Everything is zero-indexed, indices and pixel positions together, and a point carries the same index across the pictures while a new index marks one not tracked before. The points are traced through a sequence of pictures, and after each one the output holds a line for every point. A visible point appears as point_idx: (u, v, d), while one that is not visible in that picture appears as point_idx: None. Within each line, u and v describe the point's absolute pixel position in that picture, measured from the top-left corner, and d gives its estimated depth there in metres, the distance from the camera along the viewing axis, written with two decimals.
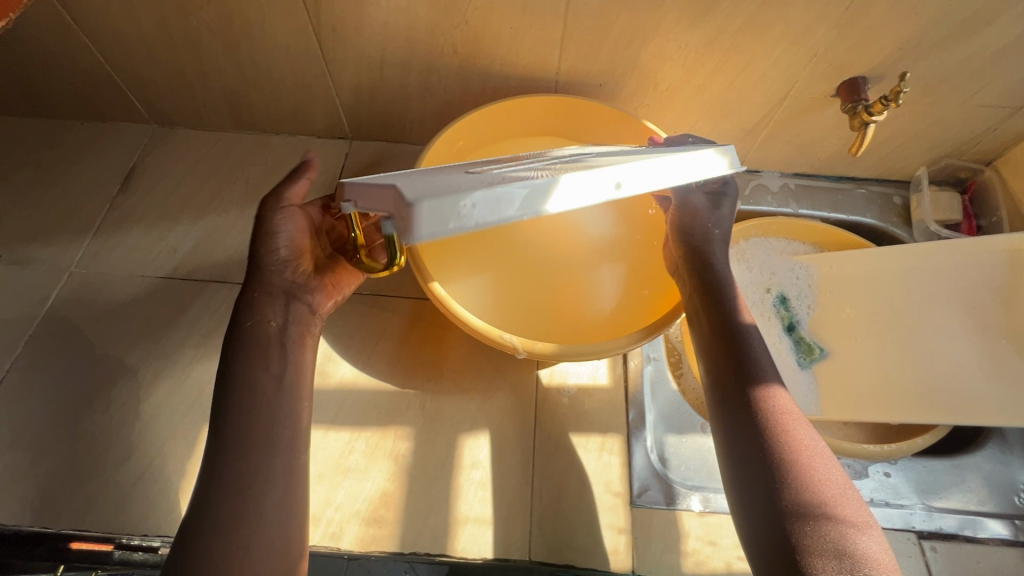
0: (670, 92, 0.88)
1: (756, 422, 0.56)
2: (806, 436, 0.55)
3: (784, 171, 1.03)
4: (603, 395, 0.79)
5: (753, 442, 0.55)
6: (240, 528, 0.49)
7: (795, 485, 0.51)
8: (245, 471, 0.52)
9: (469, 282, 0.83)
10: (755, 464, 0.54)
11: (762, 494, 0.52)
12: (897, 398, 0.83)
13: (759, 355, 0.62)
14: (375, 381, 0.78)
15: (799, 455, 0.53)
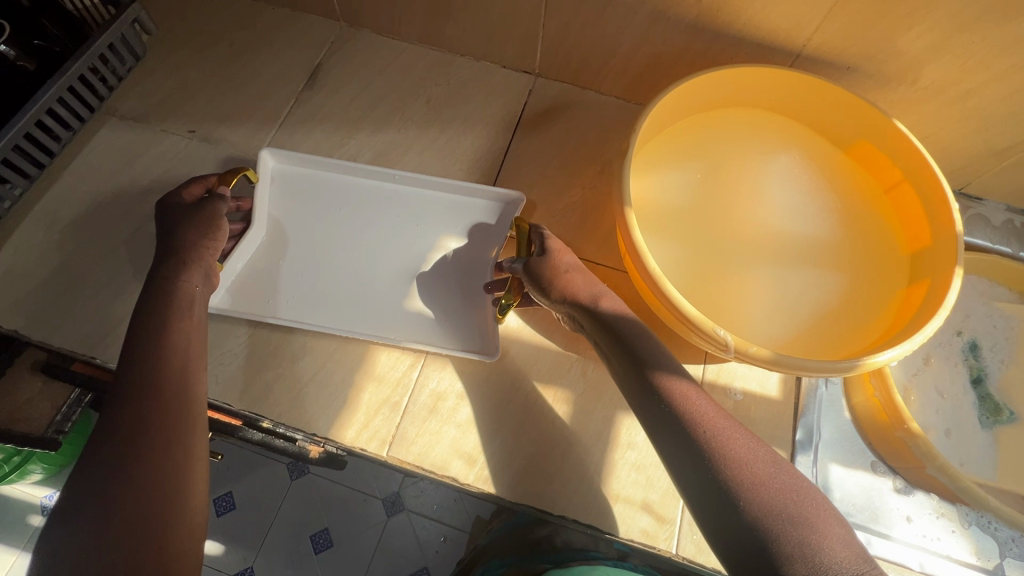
0: (927, 91, 0.76)
1: (669, 419, 0.56)
2: (730, 450, 0.53)
3: (1013, 204, 0.90)
4: (772, 406, 0.74)
5: (687, 475, 0.53)
6: (128, 486, 0.51)
7: (763, 504, 0.49)
8: (153, 440, 0.54)
9: (658, 249, 0.75)
10: (702, 499, 0.52)
11: (720, 527, 0.50)
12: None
13: (667, 367, 0.59)
14: (540, 337, 0.76)
15: (738, 477, 0.51)
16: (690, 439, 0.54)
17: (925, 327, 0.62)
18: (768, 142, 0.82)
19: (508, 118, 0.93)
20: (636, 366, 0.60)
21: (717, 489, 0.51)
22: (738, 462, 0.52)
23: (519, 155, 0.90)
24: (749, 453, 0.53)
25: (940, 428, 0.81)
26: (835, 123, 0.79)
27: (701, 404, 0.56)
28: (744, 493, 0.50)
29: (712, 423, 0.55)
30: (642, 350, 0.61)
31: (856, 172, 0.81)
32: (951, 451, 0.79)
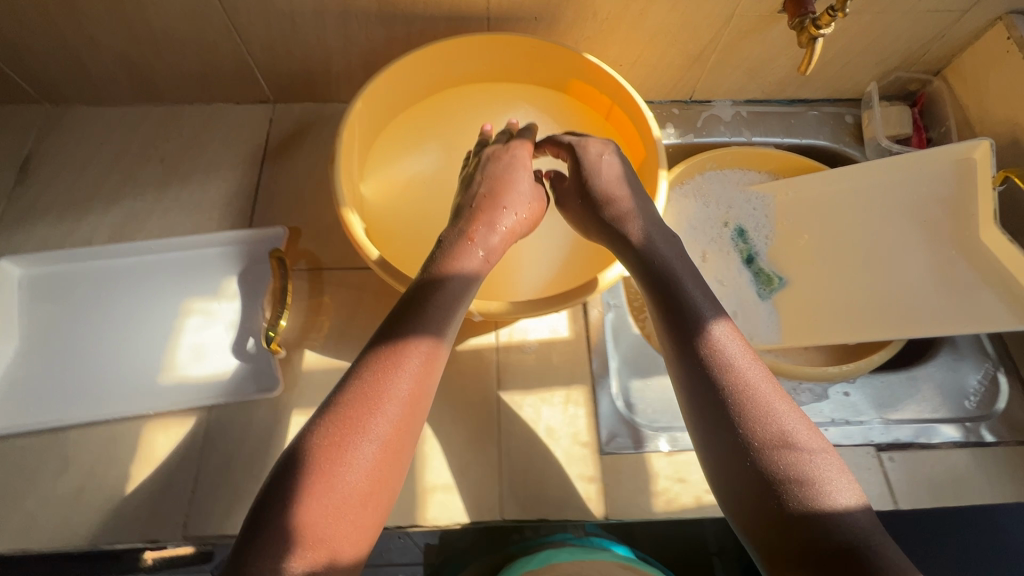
0: (610, 21, 0.81)
1: (692, 353, 0.54)
2: (759, 395, 0.51)
3: (735, 98, 0.99)
4: (565, 348, 0.77)
5: (702, 391, 0.52)
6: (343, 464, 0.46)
7: (771, 446, 0.48)
8: (359, 399, 0.48)
9: (416, 237, 0.77)
10: (710, 412, 0.51)
11: (723, 441, 0.50)
12: (854, 319, 0.83)
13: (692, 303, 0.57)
14: (328, 359, 0.75)
15: (754, 417, 0.49)
16: (716, 364, 0.53)
17: None
18: (494, 105, 0.84)
19: (254, 152, 0.90)
20: (663, 295, 0.58)
21: (723, 413, 0.51)
22: (763, 407, 0.50)
23: (272, 186, 0.87)
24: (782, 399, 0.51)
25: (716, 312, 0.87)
26: (543, 69, 0.81)
27: (730, 340, 0.55)
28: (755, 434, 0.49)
29: (737, 363, 0.53)
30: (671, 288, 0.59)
31: (579, 109, 0.84)
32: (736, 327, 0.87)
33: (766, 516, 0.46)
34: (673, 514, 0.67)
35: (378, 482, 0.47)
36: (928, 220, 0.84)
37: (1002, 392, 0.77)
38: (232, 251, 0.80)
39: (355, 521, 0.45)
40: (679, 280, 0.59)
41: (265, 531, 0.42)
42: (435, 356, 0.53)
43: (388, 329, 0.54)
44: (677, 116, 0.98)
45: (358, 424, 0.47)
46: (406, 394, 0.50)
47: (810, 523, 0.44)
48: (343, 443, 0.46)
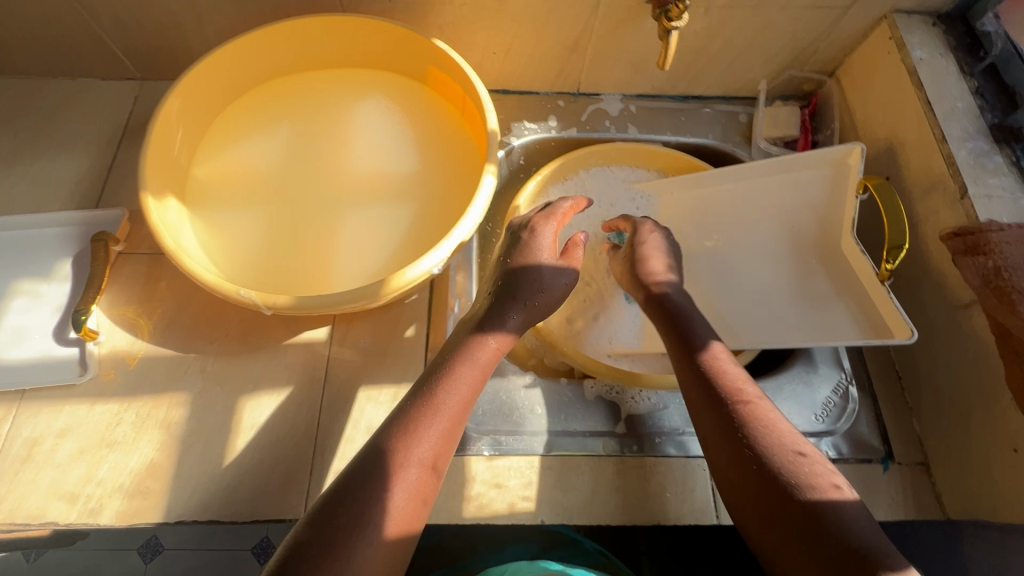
0: (469, 6, 0.78)
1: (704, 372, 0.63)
2: (755, 395, 0.60)
3: (624, 92, 0.96)
4: (402, 344, 0.75)
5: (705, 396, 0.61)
6: (362, 467, 0.51)
7: (781, 445, 0.56)
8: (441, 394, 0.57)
9: (235, 220, 0.71)
10: (714, 418, 0.60)
11: (721, 439, 0.58)
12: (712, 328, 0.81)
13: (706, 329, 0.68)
14: (153, 347, 0.73)
15: (752, 413, 0.58)
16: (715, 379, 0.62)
17: (456, 230, 0.63)
18: (351, 93, 0.81)
19: (113, 128, 0.87)
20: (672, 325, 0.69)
21: (722, 417, 0.59)
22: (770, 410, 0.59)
23: (125, 166, 0.84)
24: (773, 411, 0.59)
25: (576, 313, 0.85)
26: (399, 54, 0.79)
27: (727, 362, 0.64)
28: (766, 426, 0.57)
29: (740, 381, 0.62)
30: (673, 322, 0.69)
31: (440, 102, 0.81)
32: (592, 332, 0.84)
33: (781, 502, 0.52)
34: (482, 520, 0.65)
35: (426, 474, 0.54)
36: (798, 227, 0.81)
37: (853, 408, 0.75)
38: (68, 232, 0.78)
39: (402, 515, 0.50)
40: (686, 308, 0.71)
41: (341, 514, 0.48)
42: (484, 370, 0.60)
43: (443, 352, 0.62)
44: (562, 109, 0.95)
45: (394, 476, 0.51)
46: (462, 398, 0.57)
47: (808, 506, 0.51)
48: (415, 439, 0.54)
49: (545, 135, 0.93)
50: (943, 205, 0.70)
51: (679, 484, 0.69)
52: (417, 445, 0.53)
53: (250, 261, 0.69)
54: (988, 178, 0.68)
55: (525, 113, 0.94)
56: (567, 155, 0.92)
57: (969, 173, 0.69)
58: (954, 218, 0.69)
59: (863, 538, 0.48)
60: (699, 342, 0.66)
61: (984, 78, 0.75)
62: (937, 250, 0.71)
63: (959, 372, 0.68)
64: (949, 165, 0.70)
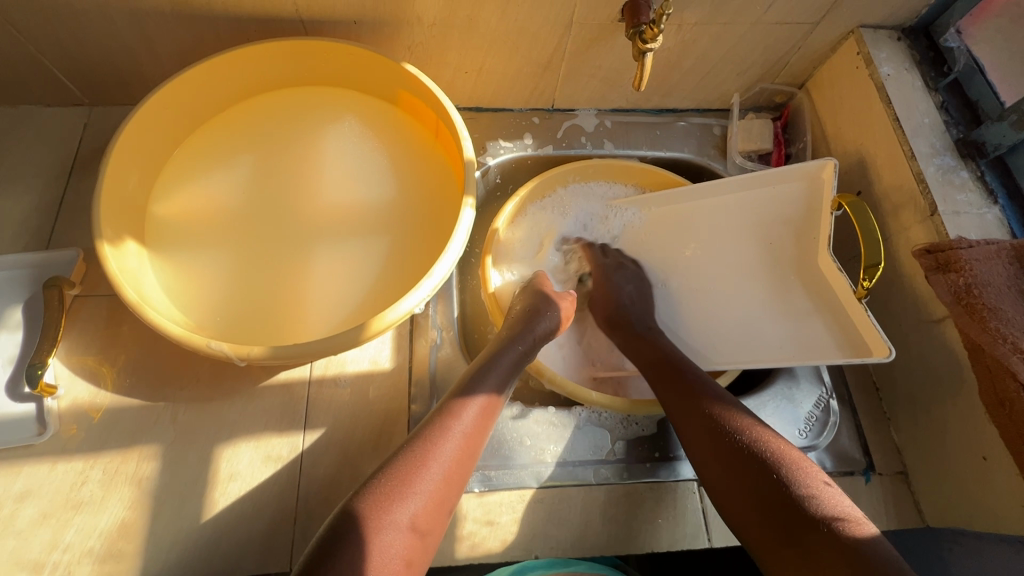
0: (439, 26, 0.76)
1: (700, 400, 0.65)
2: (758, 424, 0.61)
3: (599, 107, 0.95)
4: (384, 380, 0.73)
5: (705, 435, 0.62)
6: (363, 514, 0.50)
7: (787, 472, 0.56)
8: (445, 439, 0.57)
9: (203, 261, 0.68)
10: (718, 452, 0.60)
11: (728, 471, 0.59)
12: (701, 349, 0.82)
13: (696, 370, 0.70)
14: (117, 397, 0.69)
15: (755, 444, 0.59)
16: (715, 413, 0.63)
17: (435, 268, 0.61)
18: (318, 119, 0.77)
19: (61, 160, 0.81)
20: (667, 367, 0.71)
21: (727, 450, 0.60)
22: (771, 440, 0.59)
23: (76, 201, 0.79)
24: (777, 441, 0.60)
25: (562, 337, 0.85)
26: (368, 77, 0.76)
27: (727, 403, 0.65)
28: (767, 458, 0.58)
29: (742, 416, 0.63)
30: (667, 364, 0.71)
31: (413, 126, 0.78)
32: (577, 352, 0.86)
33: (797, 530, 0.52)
34: (476, 559, 0.64)
35: (427, 532, 0.52)
36: (774, 243, 0.81)
37: (834, 420, 0.76)
38: (16, 276, 0.72)
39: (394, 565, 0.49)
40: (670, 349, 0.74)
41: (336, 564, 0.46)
42: (479, 423, 0.60)
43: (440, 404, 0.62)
44: (537, 126, 0.93)
45: (387, 510, 0.50)
46: (457, 456, 0.56)
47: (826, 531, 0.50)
48: (406, 499, 0.51)
49: (521, 153, 0.92)
50: (914, 221, 0.72)
51: (671, 508, 0.69)
52: (408, 505, 0.51)
53: (221, 305, 0.66)
54: (955, 194, 0.70)
55: (500, 131, 0.92)
56: (546, 172, 0.89)
57: (938, 190, 0.70)
58: (925, 234, 0.70)
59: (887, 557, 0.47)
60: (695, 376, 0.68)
61: (948, 93, 0.77)
62: (909, 265, 0.72)
63: (933, 384, 0.70)
64: (918, 182, 0.71)
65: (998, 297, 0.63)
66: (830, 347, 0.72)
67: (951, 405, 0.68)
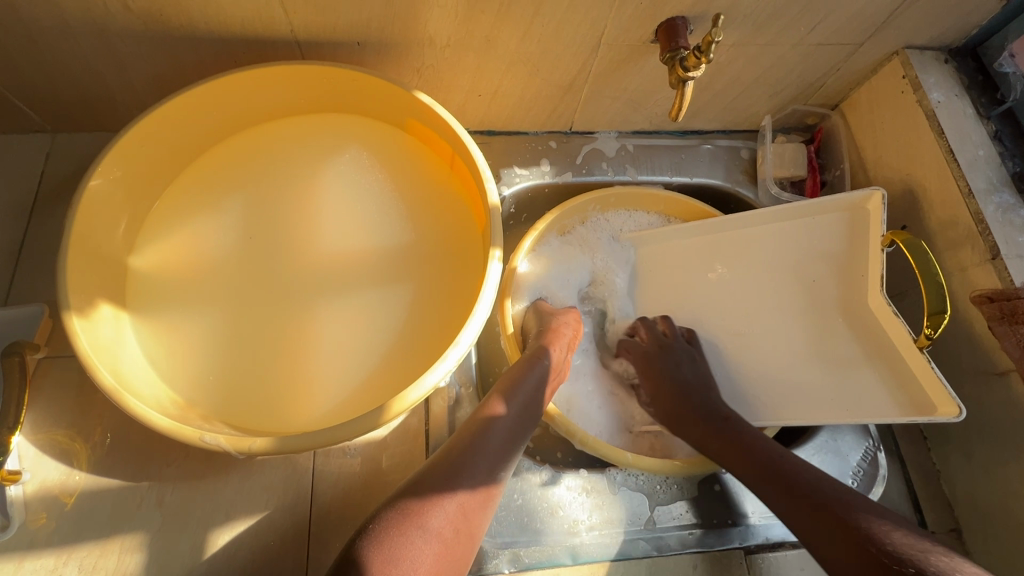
0: (454, 48, 0.67)
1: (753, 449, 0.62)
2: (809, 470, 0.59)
3: (621, 129, 0.88)
4: (399, 446, 0.66)
5: (824, 533, 0.53)
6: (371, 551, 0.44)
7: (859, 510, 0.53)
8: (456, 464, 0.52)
9: (189, 322, 0.59)
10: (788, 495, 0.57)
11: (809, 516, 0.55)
12: (757, 401, 0.77)
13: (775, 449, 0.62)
14: (93, 478, 0.60)
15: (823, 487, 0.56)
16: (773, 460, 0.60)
17: (461, 334, 0.54)
18: (318, 150, 0.69)
19: (19, 197, 0.71)
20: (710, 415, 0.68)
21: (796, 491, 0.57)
22: (883, 527, 0.51)
23: (39, 245, 0.69)
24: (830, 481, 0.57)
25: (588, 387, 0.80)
26: (373, 104, 0.67)
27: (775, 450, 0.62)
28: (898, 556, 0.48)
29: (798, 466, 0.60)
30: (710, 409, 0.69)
31: (425, 158, 0.70)
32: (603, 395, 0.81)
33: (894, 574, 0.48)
34: None
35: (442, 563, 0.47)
36: (814, 277, 0.73)
37: (882, 474, 0.71)
38: None
39: None
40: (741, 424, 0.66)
41: None
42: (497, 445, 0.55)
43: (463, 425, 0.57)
44: (554, 150, 0.86)
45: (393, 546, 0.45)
46: (450, 546, 0.47)
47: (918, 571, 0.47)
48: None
49: (539, 181, 0.84)
50: (971, 263, 0.67)
51: None
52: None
53: (212, 373, 0.57)
54: (1016, 236, 0.65)
55: (515, 157, 0.85)
56: (566, 204, 0.82)
57: (999, 231, 0.65)
58: (985, 279, 0.65)
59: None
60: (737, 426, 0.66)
61: (1001, 122, 0.72)
62: (965, 310, 0.68)
63: (991, 440, 0.66)
64: (977, 221, 0.66)
65: None
66: (887, 400, 0.66)
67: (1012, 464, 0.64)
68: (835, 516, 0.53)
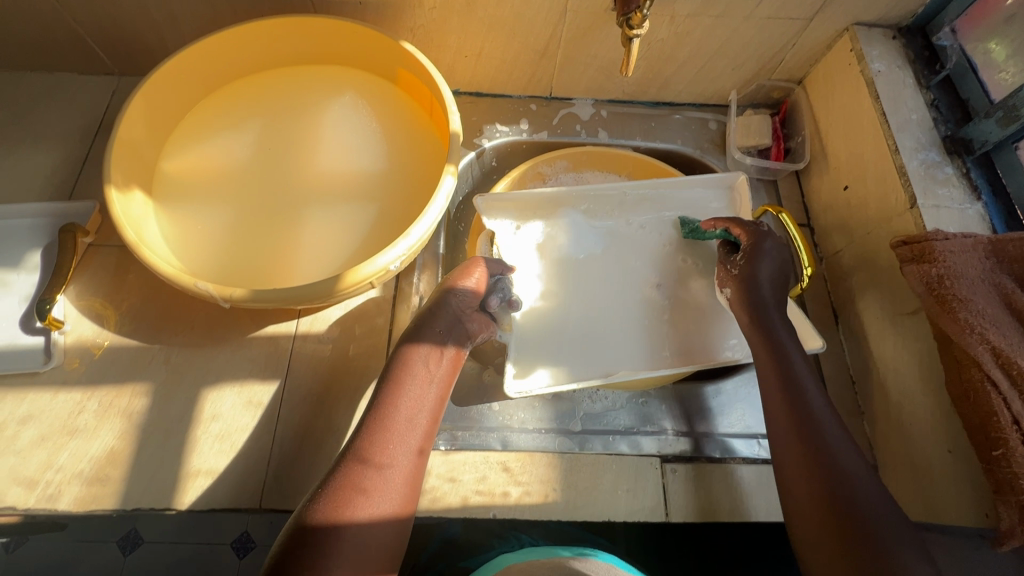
0: (440, 10, 0.80)
1: (794, 398, 0.60)
2: (838, 441, 0.57)
3: (596, 97, 0.98)
4: (365, 339, 0.76)
5: (802, 469, 0.56)
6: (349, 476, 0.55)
7: (853, 495, 0.53)
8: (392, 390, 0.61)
9: (203, 215, 0.73)
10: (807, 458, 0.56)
11: (816, 481, 0.55)
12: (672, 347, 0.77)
13: (808, 391, 0.60)
14: (118, 338, 0.74)
15: (836, 456, 0.56)
16: (809, 414, 0.58)
17: (412, 229, 0.64)
18: (323, 93, 0.82)
19: (88, 123, 0.88)
20: (766, 343, 0.64)
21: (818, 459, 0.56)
22: (863, 497, 0.53)
23: (100, 159, 0.85)
24: (846, 449, 0.57)
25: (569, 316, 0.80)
26: (370, 55, 0.80)
27: (815, 400, 0.60)
28: (846, 504, 0.53)
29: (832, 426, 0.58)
30: (775, 341, 0.64)
31: (412, 104, 0.82)
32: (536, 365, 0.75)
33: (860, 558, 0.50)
34: (436, 513, 0.67)
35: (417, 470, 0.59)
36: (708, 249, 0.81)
37: None
38: (39, 224, 0.79)
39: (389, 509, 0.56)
40: (785, 351, 0.63)
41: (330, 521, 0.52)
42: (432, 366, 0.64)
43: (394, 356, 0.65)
44: (534, 112, 0.97)
45: (370, 468, 0.56)
46: (427, 400, 0.62)
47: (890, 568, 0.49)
48: (387, 440, 0.58)
49: (516, 138, 0.95)
50: (895, 213, 0.72)
51: (631, 482, 0.70)
52: (391, 445, 0.58)
53: (214, 255, 0.70)
54: (937, 189, 0.70)
55: (498, 116, 0.96)
56: (536, 156, 0.92)
57: (919, 184, 0.70)
58: (904, 227, 0.70)
59: None
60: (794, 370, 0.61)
61: (939, 91, 0.77)
62: (889, 257, 0.72)
63: (907, 377, 0.70)
64: (900, 174, 0.72)
65: (970, 287, 0.63)
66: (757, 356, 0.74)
67: (922, 399, 0.68)
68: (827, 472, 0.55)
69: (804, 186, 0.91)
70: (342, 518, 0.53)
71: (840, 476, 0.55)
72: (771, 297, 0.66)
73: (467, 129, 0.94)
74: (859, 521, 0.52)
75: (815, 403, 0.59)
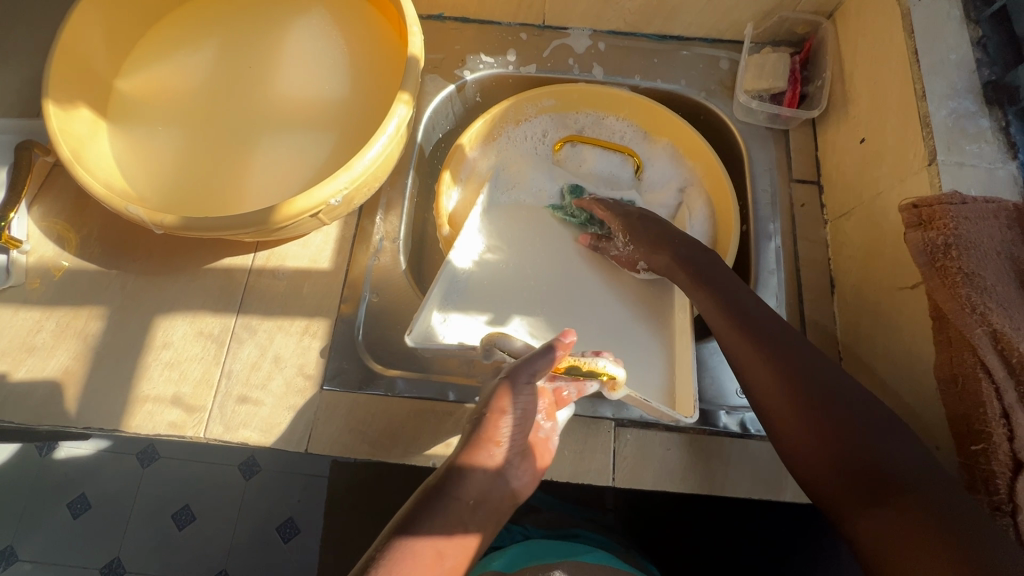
0: None
1: (741, 316, 0.58)
2: (792, 346, 0.55)
3: (594, 27, 0.88)
4: (321, 278, 0.74)
5: (776, 388, 0.54)
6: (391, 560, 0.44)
7: (826, 401, 0.51)
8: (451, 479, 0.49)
9: (156, 135, 0.70)
10: (775, 371, 0.54)
11: (792, 391, 0.53)
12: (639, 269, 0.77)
13: (752, 307, 0.59)
14: (77, 260, 0.74)
15: (795, 358, 0.54)
16: (756, 329, 0.57)
17: (356, 162, 0.59)
18: (288, 9, 0.76)
19: None
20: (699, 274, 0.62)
21: (784, 370, 0.54)
22: (838, 396, 0.51)
23: None
24: (802, 356, 0.55)
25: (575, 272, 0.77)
26: None
27: (756, 306, 0.59)
28: (829, 409, 0.51)
29: (778, 332, 0.57)
30: (703, 273, 0.62)
31: (384, 26, 0.74)
32: (509, 316, 0.71)
33: (857, 465, 0.48)
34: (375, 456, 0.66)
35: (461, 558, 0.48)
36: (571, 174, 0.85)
37: None
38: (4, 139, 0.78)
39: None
40: (719, 277, 0.62)
41: None
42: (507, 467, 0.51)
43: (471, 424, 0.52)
44: (524, 42, 0.88)
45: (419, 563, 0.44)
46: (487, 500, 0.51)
47: (886, 468, 0.47)
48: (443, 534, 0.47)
49: (501, 71, 0.87)
50: (910, 171, 0.62)
51: (580, 444, 0.67)
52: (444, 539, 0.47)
53: (162, 177, 0.67)
54: (964, 143, 0.60)
55: (483, 45, 0.87)
56: (519, 93, 0.83)
57: (944, 137, 0.60)
58: (917, 188, 0.61)
59: (926, 482, 0.45)
60: (729, 292, 0.60)
61: (990, 27, 0.65)
62: (896, 222, 0.63)
63: (894, 358, 0.63)
64: (923, 125, 0.61)
65: (979, 261, 0.54)
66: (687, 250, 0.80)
67: (908, 382, 0.61)
68: (802, 380, 0.53)
69: (819, 138, 0.81)
70: (424, 521, 0.47)
71: (808, 382, 0.53)
72: (676, 240, 0.67)
73: (448, 59, 0.87)
74: (846, 425, 0.50)
75: (763, 315, 0.58)
